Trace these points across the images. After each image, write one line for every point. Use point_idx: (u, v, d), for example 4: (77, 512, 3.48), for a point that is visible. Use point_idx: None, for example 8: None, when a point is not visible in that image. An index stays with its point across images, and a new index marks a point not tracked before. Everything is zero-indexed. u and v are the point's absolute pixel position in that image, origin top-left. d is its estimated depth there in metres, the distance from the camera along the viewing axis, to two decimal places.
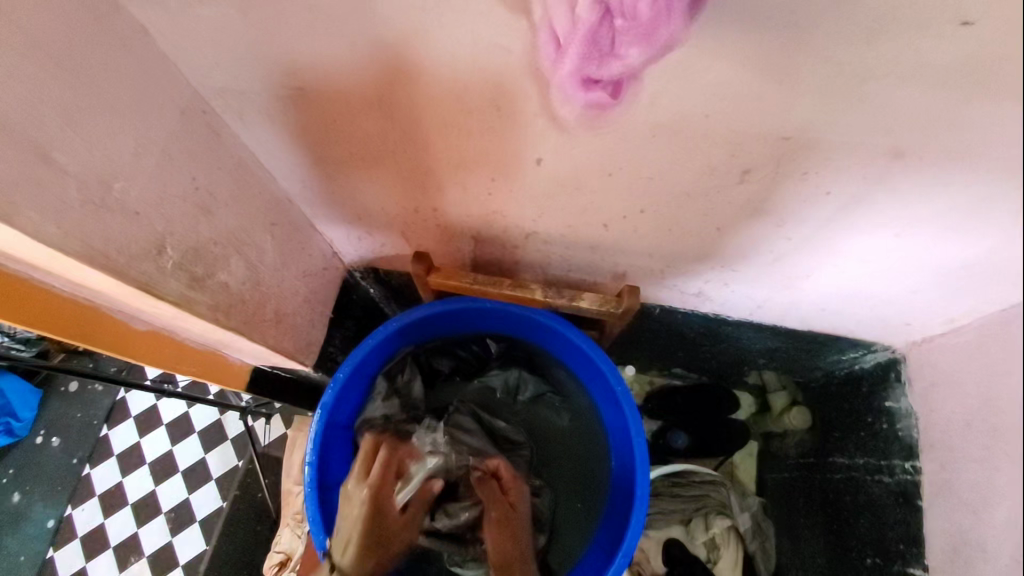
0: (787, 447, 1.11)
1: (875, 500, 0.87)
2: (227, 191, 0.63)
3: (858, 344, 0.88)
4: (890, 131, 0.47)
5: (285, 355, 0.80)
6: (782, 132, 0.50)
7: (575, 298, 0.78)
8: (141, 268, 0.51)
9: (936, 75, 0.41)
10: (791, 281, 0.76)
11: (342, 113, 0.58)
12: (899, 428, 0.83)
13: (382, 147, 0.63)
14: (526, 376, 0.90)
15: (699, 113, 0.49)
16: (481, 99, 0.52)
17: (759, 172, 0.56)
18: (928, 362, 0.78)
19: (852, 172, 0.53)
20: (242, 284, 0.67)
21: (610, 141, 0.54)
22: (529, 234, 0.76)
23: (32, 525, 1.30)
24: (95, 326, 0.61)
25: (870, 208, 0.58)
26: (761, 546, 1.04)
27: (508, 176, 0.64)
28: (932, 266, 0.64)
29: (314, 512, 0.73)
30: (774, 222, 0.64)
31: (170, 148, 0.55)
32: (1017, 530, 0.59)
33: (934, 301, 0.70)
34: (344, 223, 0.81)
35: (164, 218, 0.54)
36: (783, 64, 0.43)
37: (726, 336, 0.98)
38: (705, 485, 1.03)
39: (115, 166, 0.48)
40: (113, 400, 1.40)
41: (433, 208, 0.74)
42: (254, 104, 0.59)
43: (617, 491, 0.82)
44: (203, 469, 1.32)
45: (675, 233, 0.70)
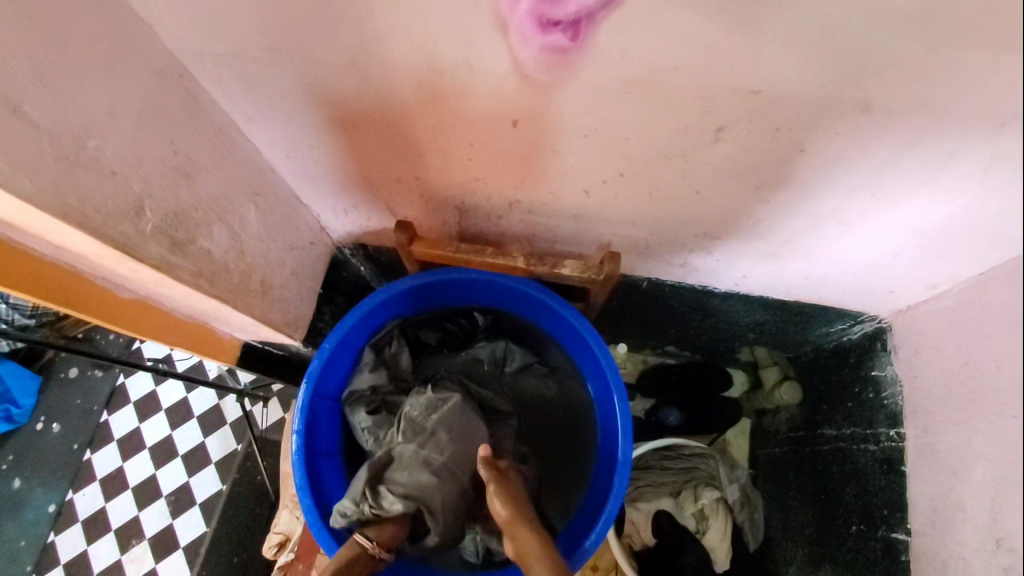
0: (778, 423, 1.11)
1: (862, 468, 0.87)
2: (206, 158, 0.64)
3: (846, 315, 0.89)
4: (856, 82, 0.48)
5: (272, 327, 0.81)
6: (751, 85, 0.50)
7: (557, 266, 0.78)
8: (119, 228, 0.53)
9: (896, 20, 0.42)
10: (776, 249, 0.76)
11: (319, 76, 0.58)
12: (884, 396, 0.84)
13: (361, 111, 0.63)
14: (513, 346, 0.90)
15: (669, 67, 0.49)
16: (453, 56, 0.52)
17: (733, 129, 0.56)
18: (912, 328, 0.78)
19: (823, 126, 0.53)
20: (226, 253, 0.68)
21: (582, 98, 0.55)
22: (512, 204, 0.76)
23: (31, 511, 1.30)
24: (78, 292, 0.62)
25: (845, 166, 0.58)
26: (750, 516, 1.05)
27: (487, 140, 0.64)
28: (913, 228, 0.64)
29: (302, 478, 0.74)
30: (752, 184, 0.64)
31: (145, 110, 0.55)
32: (996, 489, 0.60)
33: (917, 263, 0.70)
34: (330, 195, 0.82)
35: (142, 179, 0.55)
36: (746, 11, 0.43)
37: (714, 310, 0.98)
38: (694, 459, 1.04)
39: (88, 124, 0.49)
40: (113, 386, 1.41)
41: (415, 177, 0.74)
42: (230, 67, 0.59)
43: (602, 460, 0.83)
44: (202, 452, 1.34)
45: (656, 198, 0.70)
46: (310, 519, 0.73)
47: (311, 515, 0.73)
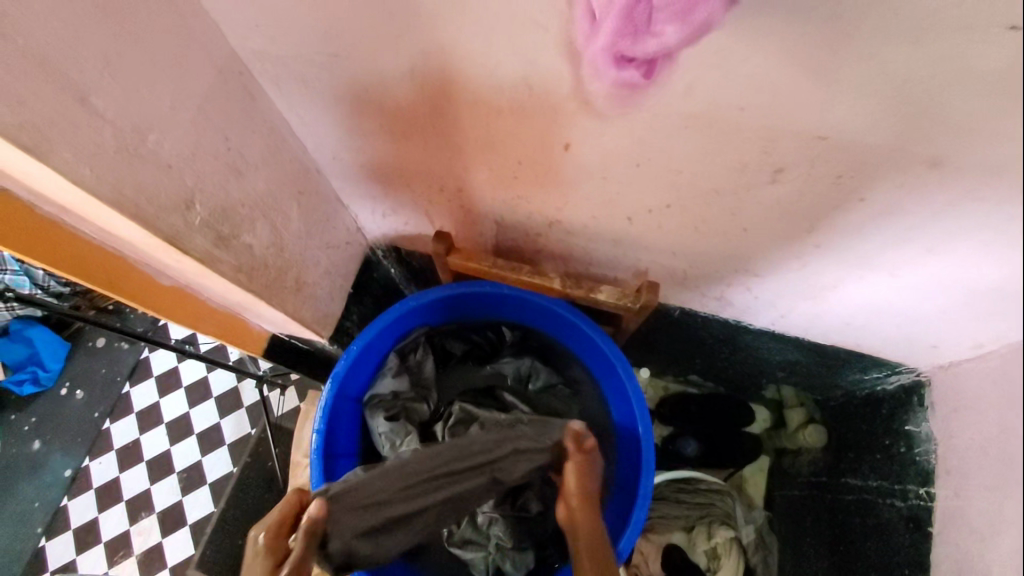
0: (799, 466, 1.08)
1: (884, 523, 0.84)
2: (257, 155, 0.65)
3: (882, 364, 0.85)
4: (931, 138, 0.46)
5: (302, 323, 0.81)
6: (819, 131, 0.49)
7: (593, 290, 0.77)
8: (168, 220, 0.53)
9: (984, 81, 0.40)
10: (819, 292, 0.74)
11: (375, 82, 0.58)
12: (917, 452, 0.80)
13: (412, 120, 0.63)
14: (538, 365, 0.89)
15: (734, 106, 0.48)
16: (513, 75, 0.52)
17: (792, 171, 0.54)
18: (952, 387, 0.75)
19: (887, 177, 0.52)
20: (266, 248, 0.69)
21: (638, 129, 0.54)
22: (552, 223, 0.76)
23: (49, 473, 1.34)
24: (122, 276, 0.63)
25: (906, 217, 0.55)
26: (763, 559, 1.01)
27: (535, 160, 0.64)
28: (969, 288, 0.61)
29: (318, 476, 0.74)
30: (802, 226, 0.62)
31: (204, 106, 0.56)
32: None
33: (965, 323, 0.67)
34: (370, 198, 0.82)
35: (194, 173, 0.56)
36: (825, 57, 0.41)
37: (744, 345, 0.96)
38: (712, 495, 1.01)
39: (149, 117, 0.49)
40: (138, 359, 1.44)
41: (458, 188, 0.74)
42: (289, 69, 0.60)
43: (620, 496, 0.81)
44: (218, 434, 1.35)
45: (701, 232, 0.68)
46: None
47: None
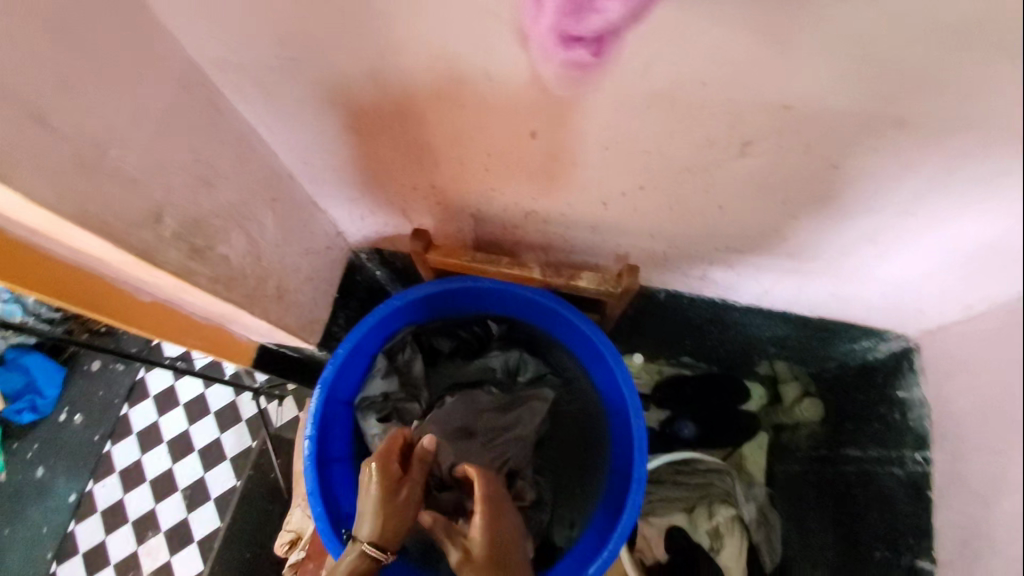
0: (798, 440, 1.06)
1: (887, 492, 0.84)
2: (226, 164, 0.64)
3: (870, 332, 0.86)
4: (894, 99, 0.46)
5: (287, 331, 0.81)
6: (781, 100, 0.48)
7: (574, 277, 0.77)
8: (138, 235, 0.53)
9: (939, 36, 0.39)
10: (800, 264, 0.74)
11: (338, 83, 0.58)
12: (911, 417, 0.81)
13: (379, 118, 0.63)
14: (527, 356, 0.90)
15: (695, 81, 0.48)
16: (472, 66, 0.52)
17: (760, 144, 0.54)
18: (941, 349, 0.75)
19: (855, 142, 0.51)
20: (243, 258, 0.69)
21: (604, 111, 0.54)
22: (529, 213, 0.76)
23: (54, 498, 1.34)
24: (100, 296, 0.63)
25: (876, 180, 0.55)
26: (767, 536, 1.01)
27: (505, 150, 0.63)
28: (947, 246, 0.61)
29: (313, 483, 0.73)
30: (777, 199, 0.62)
31: (167, 118, 0.56)
32: None
33: (948, 285, 0.67)
34: (346, 201, 0.82)
35: (162, 187, 0.55)
36: (779, 25, 0.41)
37: (733, 323, 0.96)
38: (710, 474, 1.02)
39: (110, 132, 0.49)
40: (134, 379, 1.43)
41: (432, 185, 0.74)
42: (251, 76, 0.60)
43: (617, 480, 0.81)
44: (218, 448, 1.35)
45: (677, 211, 0.68)
46: (321, 526, 0.72)
47: (322, 523, 0.72)
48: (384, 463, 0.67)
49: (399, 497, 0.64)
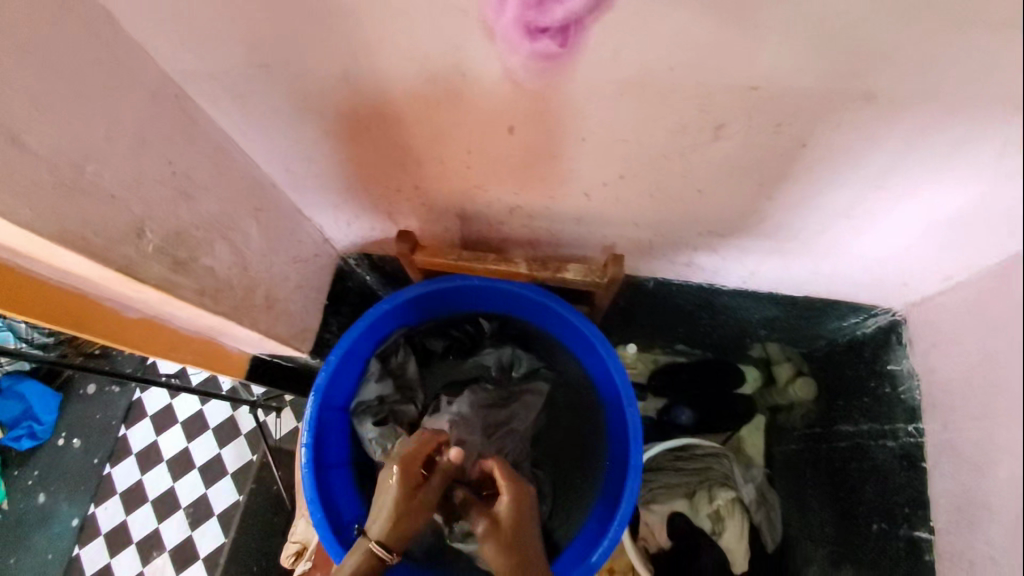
0: (794, 420, 1.08)
1: (880, 465, 0.85)
2: (206, 176, 0.65)
3: (858, 309, 0.86)
4: (858, 73, 0.47)
5: (279, 340, 0.82)
6: (749, 81, 0.49)
7: (560, 270, 0.78)
8: (120, 251, 0.53)
9: (895, 8, 0.40)
10: (783, 244, 0.75)
11: (313, 89, 0.58)
12: (902, 390, 0.81)
13: (357, 122, 0.63)
14: (519, 352, 0.91)
15: (663, 66, 0.48)
16: (444, 65, 0.52)
17: (733, 126, 0.55)
18: (927, 321, 0.76)
19: (824, 119, 0.52)
20: (229, 269, 0.69)
21: (577, 102, 0.54)
22: (513, 209, 0.76)
23: (56, 523, 1.33)
24: (86, 315, 0.63)
25: (849, 155, 0.56)
26: (767, 516, 1.04)
27: (483, 147, 0.64)
28: (923, 216, 0.62)
29: (312, 489, 0.74)
30: (754, 181, 0.63)
31: (142, 132, 0.56)
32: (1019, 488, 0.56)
33: (928, 255, 0.68)
34: (331, 207, 0.82)
35: (142, 201, 0.55)
36: (740, 7, 0.42)
37: (723, 307, 0.96)
38: (708, 458, 1.04)
39: (86, 149, 0.49)
40: (131, 400, 1.43)
41: (415, 186, 0.74)
42: (225, 87, 0.60)
43: (614, 470, 0.82)
44: (219, 463, 1.35)
45: (657, 198, 0.69)
46: (322, 532, 0.72)
47: (322, 529, 0.72)
48: (406, 467, 0.68)
49: (415, 503, 0.65)
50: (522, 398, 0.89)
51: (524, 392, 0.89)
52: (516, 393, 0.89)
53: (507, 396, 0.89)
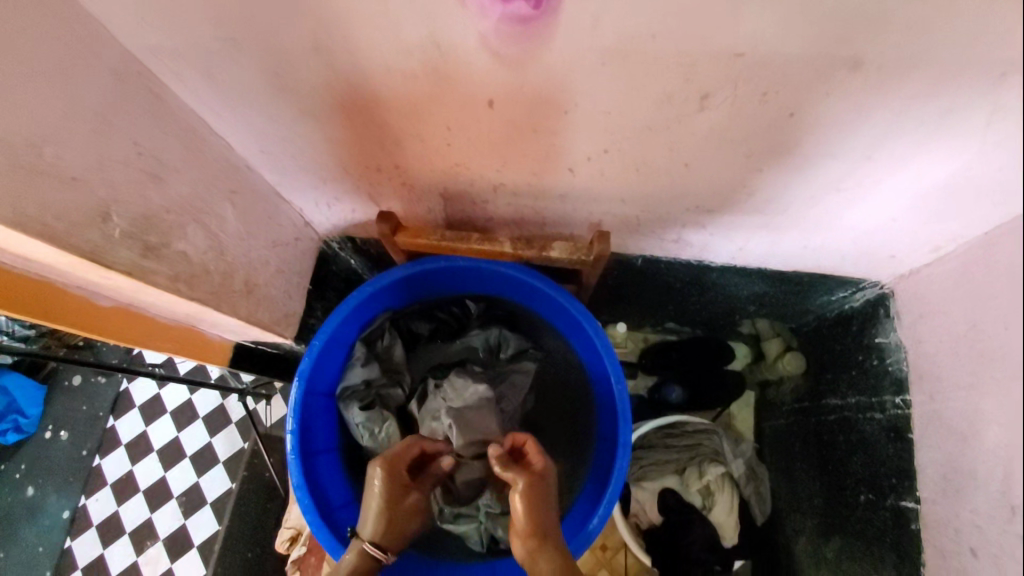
0: (782, 394, 1.08)
1: (868, 438, 0.85)
2: (175, 157, 0.62)
3: (846, 283, 0.86)
4: (846, 38, 0.45)
5: (260, 327, 0.80)
6: (735, 48, 0.47)
7: (545, 249, 0.76)
8: (85, 235, 0.51)
9: None
10: (771, 219, 0.74)
11: (284, 65, 0.56)
12: (888, 362, 0.80)
13: (332, 99, 0.61)
14: (507, 333, 0.89)
15: (646, 33, 0.47)
16: (418, 34, 0.50)
17: (718, 96, 0.53)
18: (915, 293, 0.75)
19: (812, 88, 0.51)
20: (204, 254, 0.67)
21: (558, 72, 0.52)
22: (496, 187, 0.74)
23: (48, 516, 1.31)
24: (56, 305, 0.61)
25: (837, 125, 0.55)
26: (756, 490, 1.05)
27: (463, 122, 0.62)
28: (910, 187, 0.61)
29: (298, 476, 0.73)
30: (741, 153, 0.61)
31: (103, 111, 0.53)
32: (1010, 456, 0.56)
33: (916, 227, 0.67)
34: (310, 189, 0.80)
35: (106, 184, 0.53)
36: None
37: (712, 285, 0.96)
38: (698, 435, 1.04)
39: (42, 129, 0.46)
40: (118, 391, 1.41)
41: (395, 165, 0.72)
42: (190, 62, 0.57)
43: (603, 449, 0.82)
44: (210, 452, 1.34)
45: (644, 173, 0.67)
46: (310, 518, 0.71)
47: (310, 515, 0.72)
48: (391, 467, 0.69)
49: (402, 506, 0.68)
50: (511, 377, 0.88)
51: (514, 371, 0.88)
52: (505, 373, 0.88)
53: (496, 376, 0.88)
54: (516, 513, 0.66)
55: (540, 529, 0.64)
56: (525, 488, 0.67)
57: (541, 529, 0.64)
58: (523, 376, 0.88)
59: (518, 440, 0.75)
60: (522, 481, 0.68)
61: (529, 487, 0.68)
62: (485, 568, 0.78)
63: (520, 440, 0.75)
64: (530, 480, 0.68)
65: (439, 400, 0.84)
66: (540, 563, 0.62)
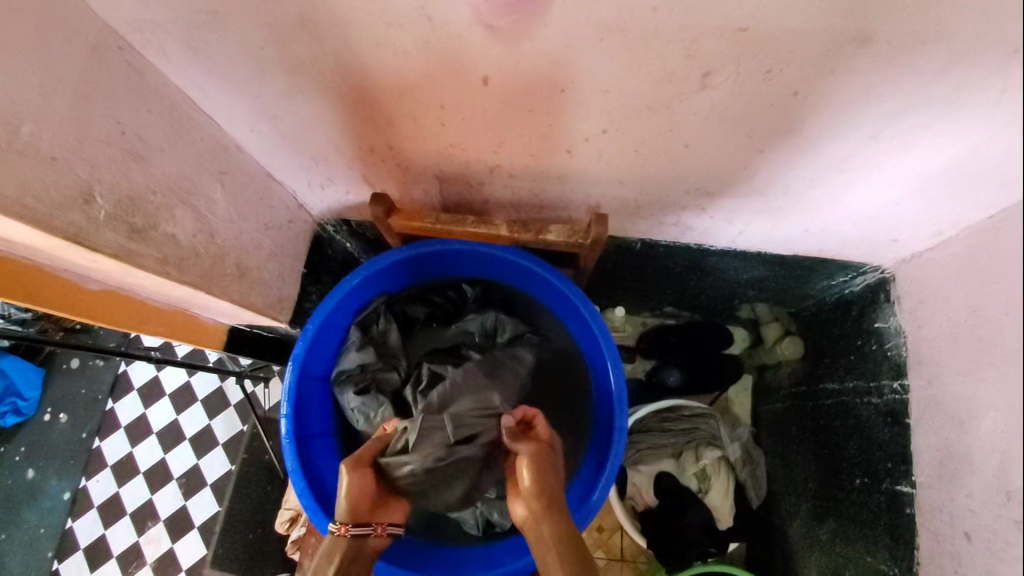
0: (780, 378, 1.08)
1: (864, 422, 0.84)
2: (160, 136, 0.61)
3: (847, 267, 0.85)
4: (851, 12, 0.43)
5: (253, 310, 0.79)
6: (737, 23, 0.46)
7: (542, 232, 0.75)
8: (67, 217, 0.50)
9: None
10: (771, 202, 0.72)
11: (270, 40, 0.54)
12: (888, 347, 0.80)
13: (322, 76, 0.59)
14: (503, 317, 0.88)
15: (645, 7, 0.45)
16: (408, 7, 0.48)
17: (720, 73, 0.52)
18: (916, 278, 0.74)
19: (816, 65, 0.49)
20: (193, 236, 0.66)
21: (554, 49, 0.51)
22: (492, 169, 0.73)
23: (48, 499, 1.32)
24: (43, 288, 0.60)
25: (841, 103, 0.53)
26: (751, 473, 1.05)
27: (457, 101, 0.60)
28: (916, 168, 0.60)
29: (293, 459, 0.73)
30: (743, 134, 0.60)
31: (83, 87, 0.52)
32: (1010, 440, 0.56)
33: (919, 210, 0.66)
34: (303, 170, 0.78)
35: (87, 163, 0.52)
36: None
37: (712, 269, 0.95)
38: (695, 419, 1.03)
39: (18, 106, 0.45)
40: (116, 374, 1.41)
41: (389, 145, 0.70)
42: (174, 36, 0.56)
43: (600, 434, 0.82)
44: (209, 435, 1.34)
45: (643, 155, 0.66)
46: (305, 501, 0.71)
47: (306, 499, 0.72)
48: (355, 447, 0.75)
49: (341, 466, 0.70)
50: (507, 363, 0.86)
51: (511, 357, 0.87)
52: (501, 358, 0.86)
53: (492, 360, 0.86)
54: (524, 479, 0.67)
55: (549, 494, 0.66)
56: (532, 453, 0.68)
57: (550, 494, 0.66)
58: (519, 362, 0.87)
59: (527, 413, 0.76)
60: (530, 447, 0.69)
61: (536, 456, 0.69)
62: (483, 551, 0.79)
63: (530, 414, 0.76)
64: (538, 450, 0.69)
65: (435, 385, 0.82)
66: (544, 528, 0.64)
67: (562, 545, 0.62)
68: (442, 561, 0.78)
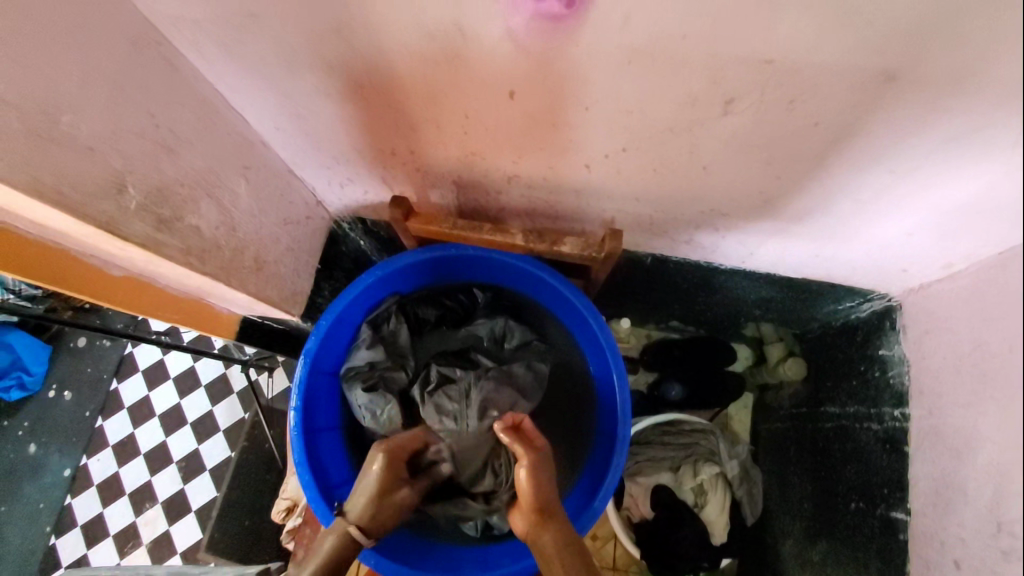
0: (781, 398, 1.10)
1: (863, 447, 0.85)
2: (190, 130, 0.62)
3: (854, 293, 0.86)
4: (872, 51, 0.45)
5: (268, 303, 0.80)
6: (763, 54, 0.47)
7: (557, 243, 0.77)
8: (99, 206, 0.51)
9: None
10: (781, 227, 0.73)
11: (304, 43, 0.56)
12: (891, 375, 0.80)
13: (352, 80, 0.61)
14: (512, 323, 0.90)
15: (674, 34, 0.46)
16: (441, 20, 0.49)
17: (742, 101, 0.53)
18: (923, 309, 0.74)
19: (835, 99, 0.50)
20: (216, 228, 0.67)
21: (582, 69, 0.52)
22: (511, 178, 0.74)
23: (49, 473, 1.34)
24: (67, 272, 0.61)
25: (860, 136, 0.54)
26: (748, 491, 1.05)
27: (482, 112, 0.61)
28: (927, 204, 0.61)
29: (301, 451, 0.74)
30: (760, 159, 0.61)
31: (121, 80, 0.53)
32: (1006, 475, 0.57)
33: (929, 243, 0.67)
34: (325, 168, 0.80)
35: (121, 154, 0.53)
36: None
37: (720, 287, 0.96)
38: (695, 434, 1.05)
39: (60, 97, 0.46)
40: (122, 355, 1.42)
41: (411, 150, 0.72)
42: (211, 35, 0.57)
43: (602, 443, 0.83)
44: (211, 421, 1.35)
45: (661, 174, 0.67)
46: (310, 493, 0.73)
47: (311, 491, 0.73)
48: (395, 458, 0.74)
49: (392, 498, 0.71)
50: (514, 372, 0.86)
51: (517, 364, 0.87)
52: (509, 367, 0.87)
53: (499, 368, 0.85)
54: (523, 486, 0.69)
55: (545, 504, 0.69)
56: (528, 462, 0.70)
57: (545, 505, 0.68)
58: (526, 369, 0.86)
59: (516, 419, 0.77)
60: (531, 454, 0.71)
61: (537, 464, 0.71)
62: (479, 552, 0.80)
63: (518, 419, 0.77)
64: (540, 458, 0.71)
65: (440, 393, 0.83)
66: (546, 535, 0.66)
67: (565, 551, 0.64)
68: (438, 559, 0.79)
